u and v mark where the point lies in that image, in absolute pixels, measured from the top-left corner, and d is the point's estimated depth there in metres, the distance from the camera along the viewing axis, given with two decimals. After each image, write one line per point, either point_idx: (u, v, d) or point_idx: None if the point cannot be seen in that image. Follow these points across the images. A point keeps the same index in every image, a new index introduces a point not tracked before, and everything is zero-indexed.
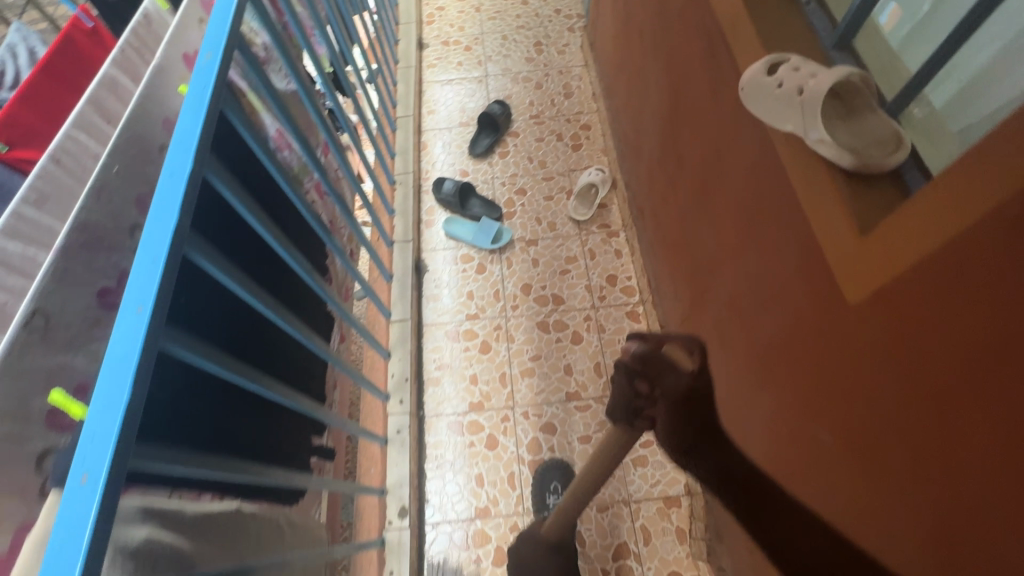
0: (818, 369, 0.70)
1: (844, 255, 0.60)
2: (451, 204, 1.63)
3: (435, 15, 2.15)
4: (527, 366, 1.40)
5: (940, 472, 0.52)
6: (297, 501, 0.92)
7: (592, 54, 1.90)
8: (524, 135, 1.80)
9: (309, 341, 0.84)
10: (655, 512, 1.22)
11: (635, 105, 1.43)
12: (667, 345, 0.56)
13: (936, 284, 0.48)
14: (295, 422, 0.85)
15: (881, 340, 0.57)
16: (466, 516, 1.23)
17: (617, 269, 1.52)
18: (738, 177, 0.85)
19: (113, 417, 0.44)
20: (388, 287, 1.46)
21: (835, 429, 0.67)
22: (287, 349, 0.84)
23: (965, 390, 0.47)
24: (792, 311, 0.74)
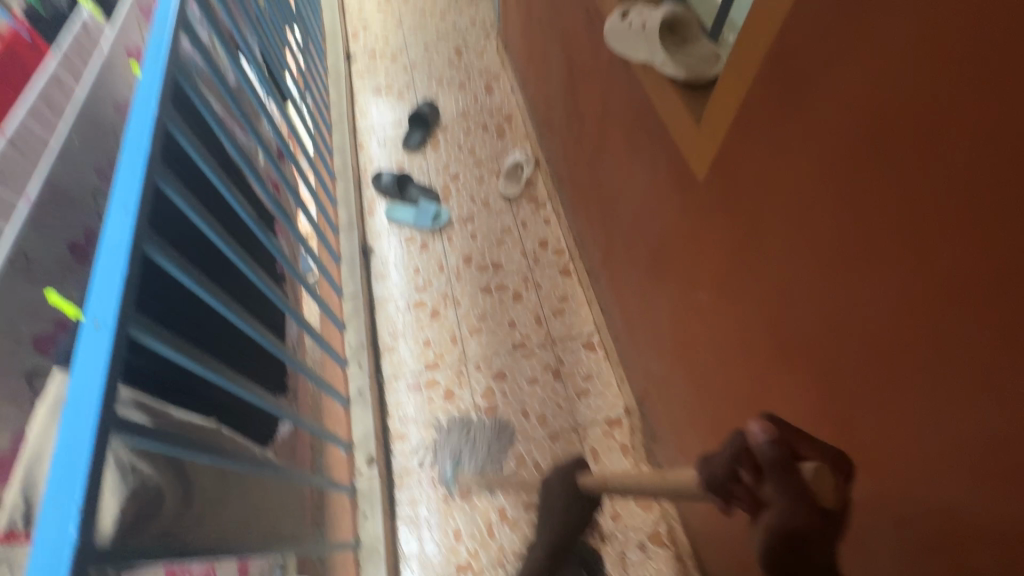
0: (692, 248, 0.88)
1: (693, 145, 0.78)
2: (391, 192, 1.77)
3: (360, 31, 2.31)
4: (474, 325, 1.53)
5: (766, 283, 0.70)
6: (271, 437, 1.01)
7: (507, 54, 2.08)
8: (453, 129, 1.97)
9: (260, 280, 0.95)
10: (600, 435, 1.35)
11: (546, 87, 1.62)
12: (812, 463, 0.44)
13: (745, 139, 0.67)
14: (255, 353, 0.95)
15: (723, 200, 0.75)
16: (430, 462, 1.33)
17: (547, 235, 1.68)
18: (624, 114, 1.03)
19: (116, 284, 0.54)
20: (337, 268, 1.59)
21: (710, 290, 0.85)
22: (239, 288, 0.95)
23: (769, 211, 0.65)
24: (671, 212, 0.92)
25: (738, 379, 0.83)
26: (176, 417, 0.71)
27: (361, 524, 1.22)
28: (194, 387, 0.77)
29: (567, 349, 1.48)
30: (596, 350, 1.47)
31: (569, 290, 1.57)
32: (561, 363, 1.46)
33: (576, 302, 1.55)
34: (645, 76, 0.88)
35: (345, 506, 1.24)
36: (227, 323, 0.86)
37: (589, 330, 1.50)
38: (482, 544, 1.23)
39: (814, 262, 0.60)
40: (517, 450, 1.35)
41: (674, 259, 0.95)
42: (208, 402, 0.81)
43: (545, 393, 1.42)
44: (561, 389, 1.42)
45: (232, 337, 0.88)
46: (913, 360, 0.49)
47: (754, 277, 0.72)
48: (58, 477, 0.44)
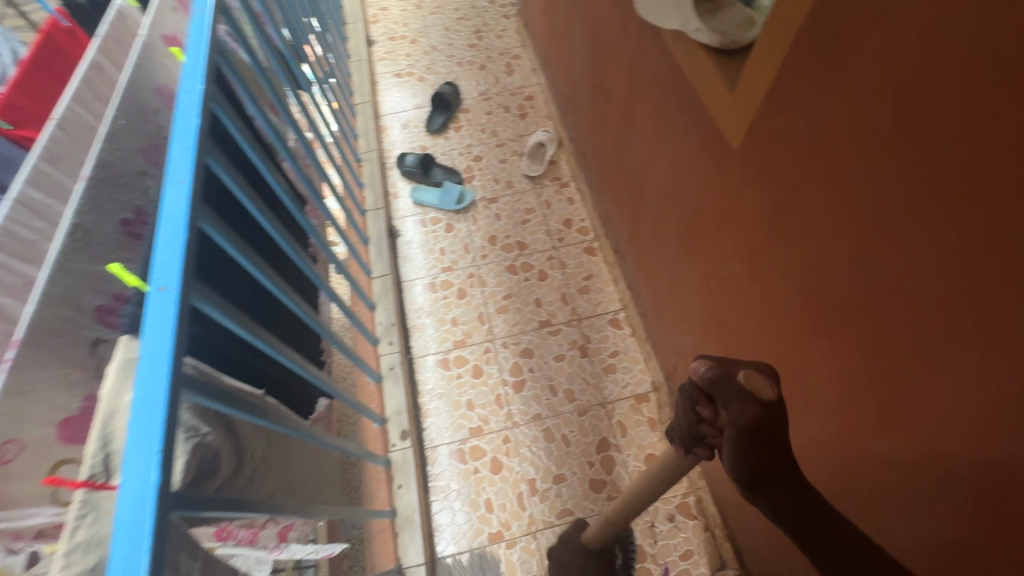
0: (723, 218, 0.88)
1: (726, 113, 0.78)
2: (415, 175, 1.79)
3: (379, 15, 2.31)
4: (500, 303, 1.55)
5: (801, 247, 0.70)
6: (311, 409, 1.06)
7: (527, 34, 2.07)
8: (475, 110, 1.97)
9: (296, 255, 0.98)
10: (628, 409, 1.37)
11: (569, 65, 1.61)
12: (741, 371, 0.49)
13: (781, 102, 0.66)
14: (292, 326, 0.98)
15: (757, 166, 0.75)
16: (460, 437, 1.37)
17: (571, 214, 1.69)
18: (652, 86, 1.03)
19: (177, 251, 0.56)
20: (365, 251, 1.59)
21: (742, 259, 0.85)
22: (276, 263, 0.99)
23: (805, 175, 0.65)
24: (701, 182, 0.92)
25: (771, 347, 0.83)
26: (228, 383, 0.74)
27: (396, 493, 1.24)
28: (244, 357, 0.81)
29: (593, 326, 1.49)
30: (622, 327, 1.48)
31: (594, 269, 1.58)
32: (587, 340, 1.47)
33: (602, 280, 1.56)
34: (675, 45, 0.87)
35: (380, 478, 1.26)
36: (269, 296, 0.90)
37: (614, 308, 1.51)
38: (512, 515, 1.27)
39: (851, 223, 0.60)
40: (545, 424, 1.37)
41: (704, 230, 0.95)
42: (254, 373, 0.85)
43: (572, 369, 1.44)
44: (588, 365, 1.44)
45: (272, 310, 0.92)
46: (957, 314, 0.49)
47: (788, 243, 0.72)
48: (138, 427, 0.47)
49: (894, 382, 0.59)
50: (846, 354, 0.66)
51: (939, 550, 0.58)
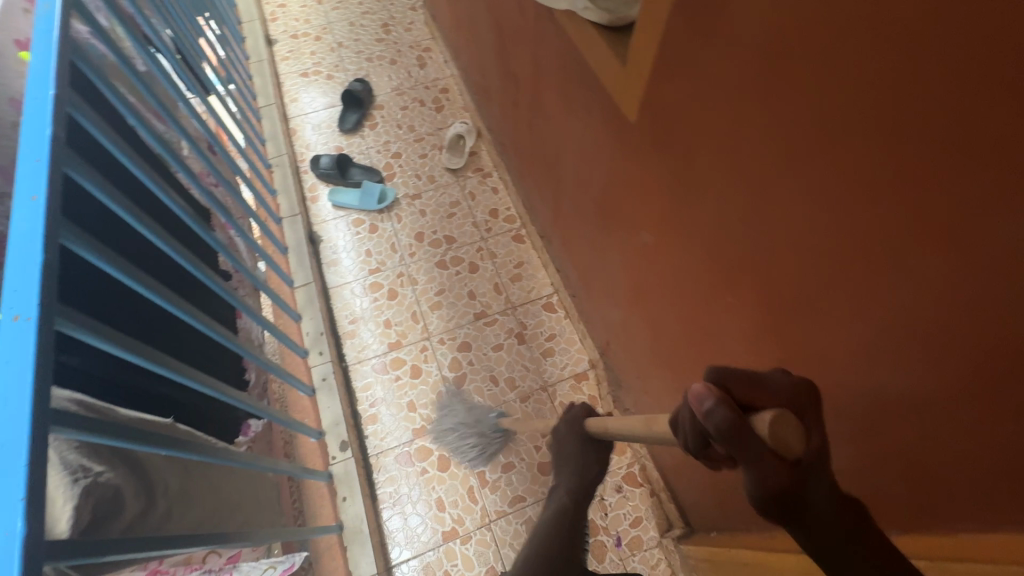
0: (633, 191, 0.90)
1: (622, 87, 0.79)
2: (332, 176, 1.73)
3: (277, 12, 2.19)
4: (434, 300, 1.53)
5: (702, 213, 0.72)
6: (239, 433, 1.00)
7: (436, 26, 2.03)
8: (389, 106, 1.92)
9: (197, 270, 0.92)
10: (569, 390, 1.39)
11: (479, 55, 1.59)
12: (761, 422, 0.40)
13: (670, 72, 0.68)
14: (201, 345, 0.92)
15: (655, 138, 0.77)
16: (405, 439, 1.34)
17: (496, 204, 1.68)
18: (555, 68, 1.04)
19: (33, 275, 0.51)
20: (286, 258, 1.57)
21: (653, 230, 0.87)
22: (173, 279, 0.92)
23: (698, 141, 0.67)
24: (610, 158, 0.93)
25: (686, 313, 0.87)
26: (128, 415, 0.68)
27: (341, 506, 1.22)
28: (145, 383, 0.75)
29: (528, 313, 1.50)
30: (556, 310, 1.50)
31: (524, 255, 1.59)
32: (523, 327, 1.48)
33: (532, 266, 1.57)
34: (570, 23, 0.87)
35: (323, 492, 1.24)
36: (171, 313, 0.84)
37: (547, 292, 1.52)
38: (465, 510, 1.25)
39: (739, 184, 0.62)
40: (490, 415, 1.36)
41: (617, 205, 0.97)
42: (160, 400, 0.78)
43: (511, 357, 1.44)
44: (527, 352, 1.45)
45: (175, 329, 0.85)
46: (833, 260, 0.52)
47: (690, 209, 0.75)
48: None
49: (795, 331, 0.63)
50: (750, 310, 0.70)
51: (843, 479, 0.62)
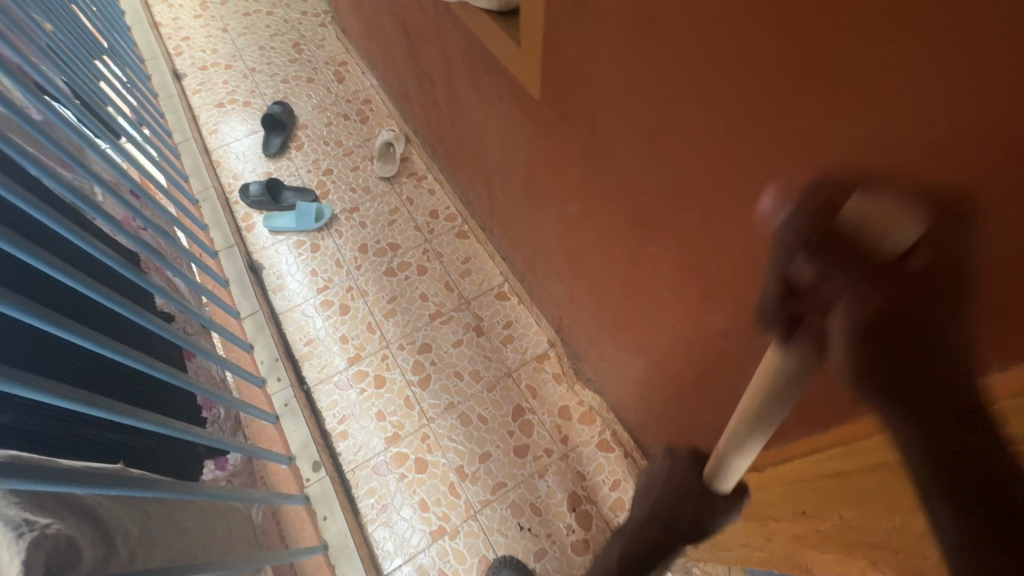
0: (551, 166, 0.93)
1: (522, 68, 0.83)
2: (264, 203, 1.70)
3: (182, 46, 2.13)
4: (387, 308, 1.53)
5: (609, 175, 0.76)
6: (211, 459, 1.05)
7: (348, 39, 2.02)
8: (313, 125, 1.90)
9: (131, 309, 0.92)
10: (533, 371, 1.41)
11: (393, 61, 1.60)
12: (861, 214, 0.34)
13: (559, 46, 0.71)
14: (142, 385, 0.91)
15: (559, 111, 0.80)
16: (379, 448, 1.33)
17: (435, 205, 1.70)
18: (462, 60, 1.06)
19: None
20: (228, 291, 1.55)
21: (575, 200, 0.91)
22: (99, 325, 0.91)
23: (595, 106, 0.71)
24: (526, 139, 0.97)
25: (615, 275, 0.91)
26: (74, 464, 0.68)
27: (323, 525, 1.22)
28: (82, 432, 0.74)
29: (482, 305, 1.52)
30: (509, 298, 1.52)
31: (470, 250, 1.60)
32: (480, 319, 1.50)
33: (479, 259, 1.59)
34: (465, 14, 0.90)
35: (302, 516, 1.23)
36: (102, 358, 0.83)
37: (497, 281, 1.55)
38: (449, 506, 1.26)
39: (637, 139, 0.66)
40: (459, 410, 1.37)
41: (541, 182, 1.00)
42: (106, 446, 0.78)
43: (472, 351, 1.45)
44: (486, 342, 1.46)
45: (108, 373, 0.85)
46: (722, 194, 0.57)
47: (600, 174, 0.78)
48: None
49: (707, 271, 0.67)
50: (663, 260, 0.74)
51: None
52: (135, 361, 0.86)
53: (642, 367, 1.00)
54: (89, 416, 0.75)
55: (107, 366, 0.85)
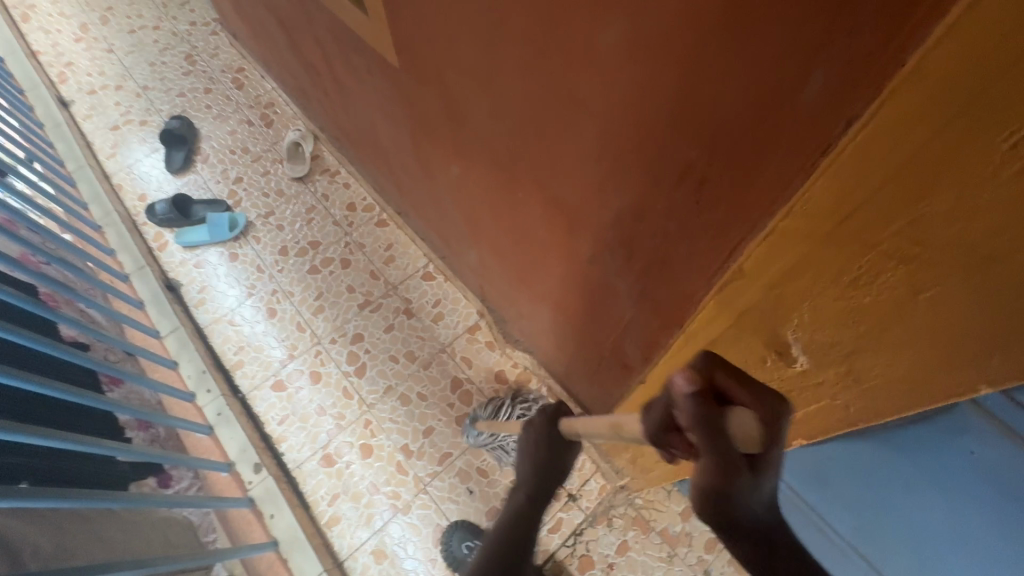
0: (430, 134, 0.95)
1: (379, 39, 0.84)
2: (173, 220, 1.66)
3: (66, 72, 2.03)
4: (314, 305, 1.52)
5: (473, 132, 0.79)
6: (145, 477, 1.07)
7: (239, 44, 1.95)
8: (215, 134, 1.85)
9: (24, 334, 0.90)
10: (466, 343, 1.44)
11: (283, 59, 1.58)
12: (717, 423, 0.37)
13: (398, 12, 0.73)
14: (49, 407, 0.90)
15: (419, 78, 0.83)
16: (323, 440, 1.35)
17: (351, 197, 1.67)
18: (336, 45, 1.07)
19: None
20: (145, 312, 1.53)
21: (457, 163, 0.93)
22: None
23: (441, 66, 0.74)
24: (404, 112, 0.98)
25: (507, 230, 0.93)
26: None
27: (270, 523, 1.25)
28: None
29: (409, 287, 1.52)
30: (435, 277, 1.53)
31: (391, 237, 1.60)
32: (408, 302, 1.50)
33: (401, 244, 1.58)
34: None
35: (249, 518, 1.27)
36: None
37: (422, 263, 1.55)
38: (398, 484, 1.29)
39: (480, 89, 0.69)
40: (398, 391, 1.40)
41: (427, 151, 1.02)
42: (10, 470, 0.76)
43: (405, 333, 1.46)
44: (418, 323, 1.48)
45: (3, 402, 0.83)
46: (549, 126, 0.60)
47: (465, 131, 0.81)
48: None
49: (573, 208, 0.68)
50: (533, 204, 0.78)
51: (642, 315, 0.71)
52: (26, 384, 0.84)
53: (550, 314, 1.04)
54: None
55: (8, 389, 0.84)
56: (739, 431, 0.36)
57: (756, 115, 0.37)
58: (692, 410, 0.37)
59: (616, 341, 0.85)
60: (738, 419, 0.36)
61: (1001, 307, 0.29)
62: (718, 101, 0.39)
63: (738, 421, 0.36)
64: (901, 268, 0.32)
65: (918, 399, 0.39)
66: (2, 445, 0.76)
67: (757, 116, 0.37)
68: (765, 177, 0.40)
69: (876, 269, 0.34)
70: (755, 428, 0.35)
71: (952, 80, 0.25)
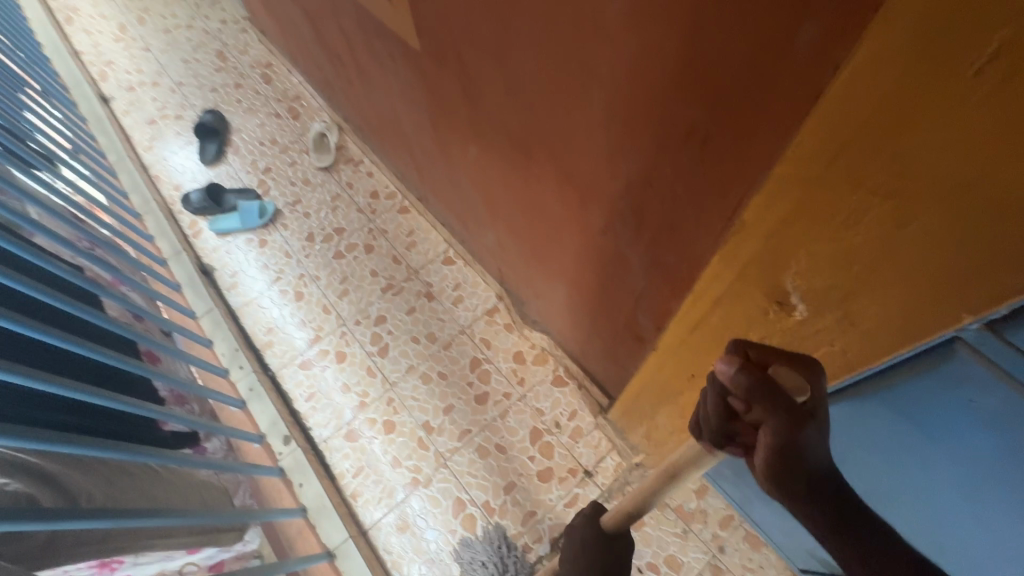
0: (450, 116, 0.98)
1: (402, 25, 0.88)
2: (207, 208, 1.74)
3: (106, 70, 2.14)
4: (339, 288, 1.58)
5: (490, 112, 0.83)
6: (184, 444, 1.14)
7: (267, 40, 2.03)
8: (245, 127, 1.92)
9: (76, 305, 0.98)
10: (485, 325, 1.47)
11: (309, 51, 1.64)
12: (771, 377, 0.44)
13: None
14: (99, 372, 0.98)
15: (439, 62, 0.86)
16: (348, 415, 1.41)
17: (374, 185, 1.72)
18: (360, 34, 1.12)
19: None
20: (182, 294, 1.61)
21: (475, 144, 0.96)
22: (52, 321, 0.96)
23: (460, 48, 0.77)
24: (425, 97, 1.02)
25: (523, 208, 0.97)
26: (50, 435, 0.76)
27: (299, 491, 1.32)
28: (45, 408, 0.81)
29: (430, 272, 1.57)
30: (455, 262, 1.56)
31: (413, 224, 1.64)
32: (429, 286, 1.55)
33: (423, 230, 1.63)
34: None
35: (280, 487, 1.34)
36: (48, 345, 0.89)
37: (443, 248, 1.59)
38: (420, 458, 1.34)
39: (496, 68, 0.72)
40: (420, 370, 1.44)
41: (447, 135, 1.05)
42: (75, 426, 0.85)
43: (426, 315, 1.51)
44: (438, 306, 1.52)
45: (60, 360, 0.90)
46: (561, 98, 0.63)
47: (483, 111, 0.84)
48: None
49: (586, 179, 0.71)
50: (547, 179, 0.80)
51: (655, 284, 0.74)
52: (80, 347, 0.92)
53: (566, 292, 1.06)
54: (54, 399, 0.83)
55: (64, 354, 0.92)
56: (783, 382, 0.43)
57: (749, 72, 0.40)
58: (742, 382, 0.44)
59: (629, 313, 0.88)
60: (783, 375, 0.44)
61: (973, 234, 0.33)
62: (714, 61, 0.42)
63: (780, 376, 0.44)
64: (883, 204, 0.36)
65: (906, 331, 0.43)
66: (66, 404, 0.85)
67: (750, 73, 0.40)
68: (758, 132, 0.42)
69: (862, 209, 0.38)
70: (797, 376, 0.44)
71: (919, 37, 0.28)
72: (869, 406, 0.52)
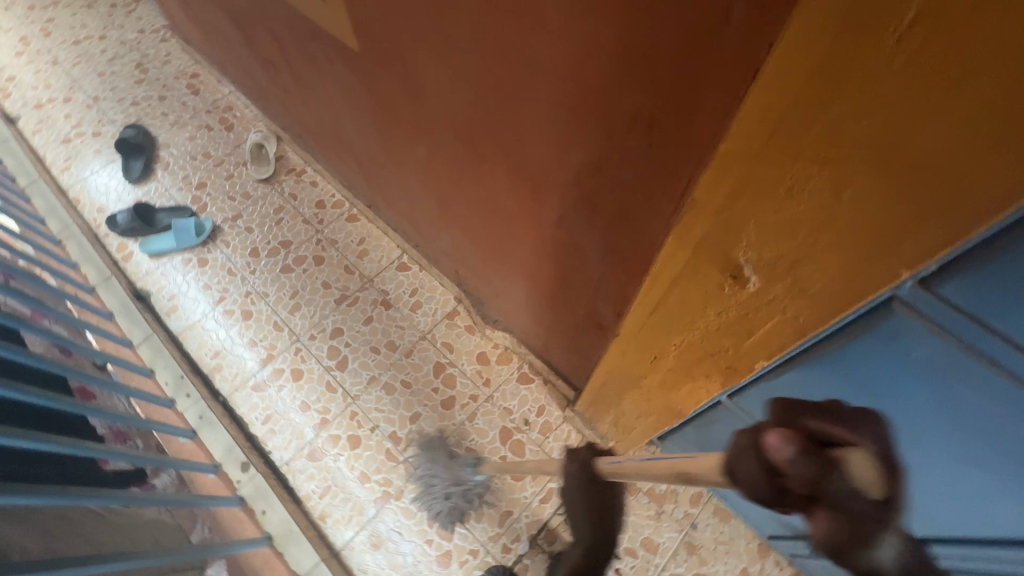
0: (394, 119, 0.96)
1: (338, 26, 0.86)
2: (137, 229, 1.63)
3: (9, 87, 1.96)
4: (290, 303, 1.52)
5: (436, 111, 0.81)
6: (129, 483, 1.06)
7: (192, 49, 1.92)
8: (173, 141, 1.81)
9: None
10: (446, 328, 1.45)
11: (239, 60, 1.57)
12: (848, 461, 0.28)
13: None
14: (29, 415, 0.90)
15: (379, 62, 0.84)
16: (309, 435, 1.35)
17: (319, 195, 1.67)
18: (294, 37, 1.08)
19: None
20: (115, 322, 1.49)
21: (422, 145, 0.95)
22: None
23: (400, 47, 0.76)
24: (367, 99, 1.00)
25: (476, 207, 0.96)
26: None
27: (263, 519, 1.25)
28: None
29: (385, 280, 1.53)
30: (410, 268, 1.54)
31: (363, 232, 1.60)
32: (385, 294, 1.51)
33: (374, 238, 1.59)
34: None
35: (240, 517, 1.26)
36: None
37: (396, 254, 1.56)
38: (389, 470, 1.30)
39: (439, 66, 0.71)
40: (382, 380, 1.40)
41: (393, 138, 1.03)
42: (9, 474, 0.77)
43: (384, 324, 1.47)
44: (396, 313, 1.48)
45: None
46: (507, 93, 0.63)
47: (428, 110, 0.83)
48: None
49: (537, 172, 0.71)
50: (499, 176, 0.80)
51: (612, 272, 0.75)
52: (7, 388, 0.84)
53: (525, 288, 1.06)
54: None
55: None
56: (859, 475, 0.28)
57: (689, 55, 0.41)
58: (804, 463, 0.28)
59: (589, 304, 0.89)
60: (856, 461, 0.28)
61: (903, 193, 0.34)
62: (655, 46, 0.43)
63: (858, 464, 0.28)
64: (824, 170, 0.37)
65: (852, 294, 0.45)
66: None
67: (690, 55, 0.41)
68: (704, 112, 0.44)
69: (806, 175, 0.39)
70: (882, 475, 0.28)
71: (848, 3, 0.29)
72: (822, 377, 0.59)
